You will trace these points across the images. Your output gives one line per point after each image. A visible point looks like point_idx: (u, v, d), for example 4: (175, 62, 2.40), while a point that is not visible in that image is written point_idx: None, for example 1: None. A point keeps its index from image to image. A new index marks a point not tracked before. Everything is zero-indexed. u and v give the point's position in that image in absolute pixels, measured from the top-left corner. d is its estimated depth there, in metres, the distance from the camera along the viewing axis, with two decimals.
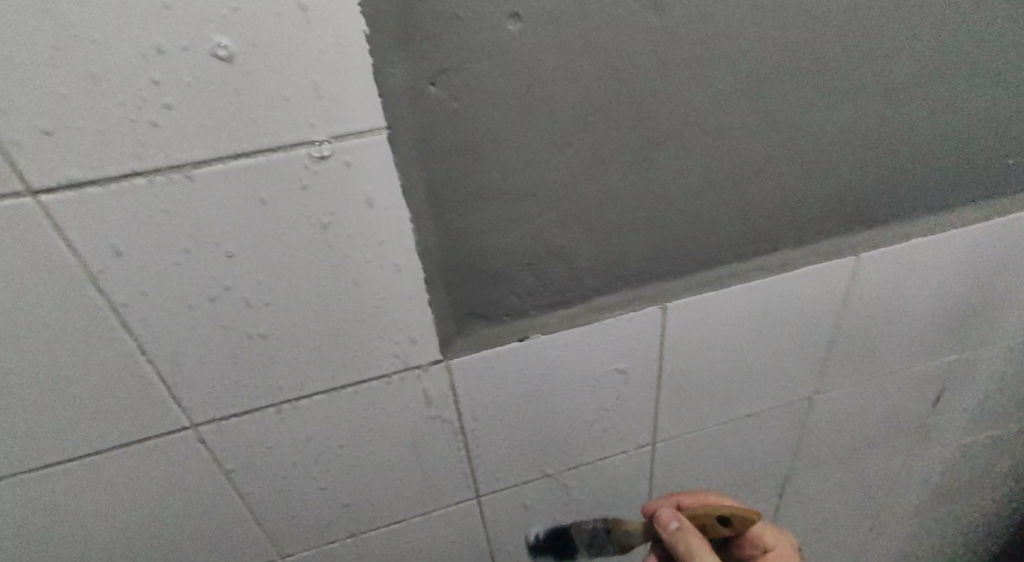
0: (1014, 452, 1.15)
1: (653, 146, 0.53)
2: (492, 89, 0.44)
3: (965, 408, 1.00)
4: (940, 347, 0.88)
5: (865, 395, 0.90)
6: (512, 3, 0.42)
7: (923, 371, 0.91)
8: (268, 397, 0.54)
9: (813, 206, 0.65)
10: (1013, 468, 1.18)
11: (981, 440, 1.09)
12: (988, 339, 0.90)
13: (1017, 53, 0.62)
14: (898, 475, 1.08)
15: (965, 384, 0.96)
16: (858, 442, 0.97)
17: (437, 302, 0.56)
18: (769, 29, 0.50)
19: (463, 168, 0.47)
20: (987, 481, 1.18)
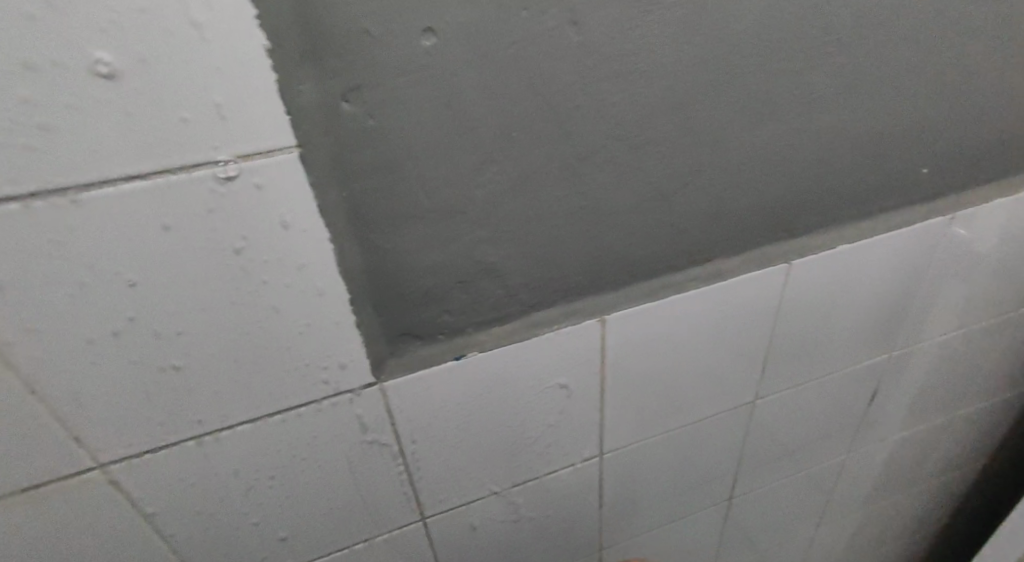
0: (947, 443, 1.19)
1: (580, 160, 0.52)
2: (409, 106, 0.43)
3: (898, 404, 1.04)
4: (873, 347, 0.91)
5: (804, 397, 0.92)
6: (425, 18, 0.41)
7: (857, 371, 0.93)
8: (186, 432, 0.51)
9: (739, 214, 0.66)
10: (946, 459, 1.23)
11: (915, 434, 1.13)
12: (916, 337, 0.94)
13: (920, 64, 0.65)
14: (840, 472, 1.11)
15: (897, 381, 1.00)
16: (800, 443, 0.99)
17: (367, 325, 0.54)
18: (688, 43, 0.50)
19: (383, 186, 0.46)
20: (923, 472, 1.22)
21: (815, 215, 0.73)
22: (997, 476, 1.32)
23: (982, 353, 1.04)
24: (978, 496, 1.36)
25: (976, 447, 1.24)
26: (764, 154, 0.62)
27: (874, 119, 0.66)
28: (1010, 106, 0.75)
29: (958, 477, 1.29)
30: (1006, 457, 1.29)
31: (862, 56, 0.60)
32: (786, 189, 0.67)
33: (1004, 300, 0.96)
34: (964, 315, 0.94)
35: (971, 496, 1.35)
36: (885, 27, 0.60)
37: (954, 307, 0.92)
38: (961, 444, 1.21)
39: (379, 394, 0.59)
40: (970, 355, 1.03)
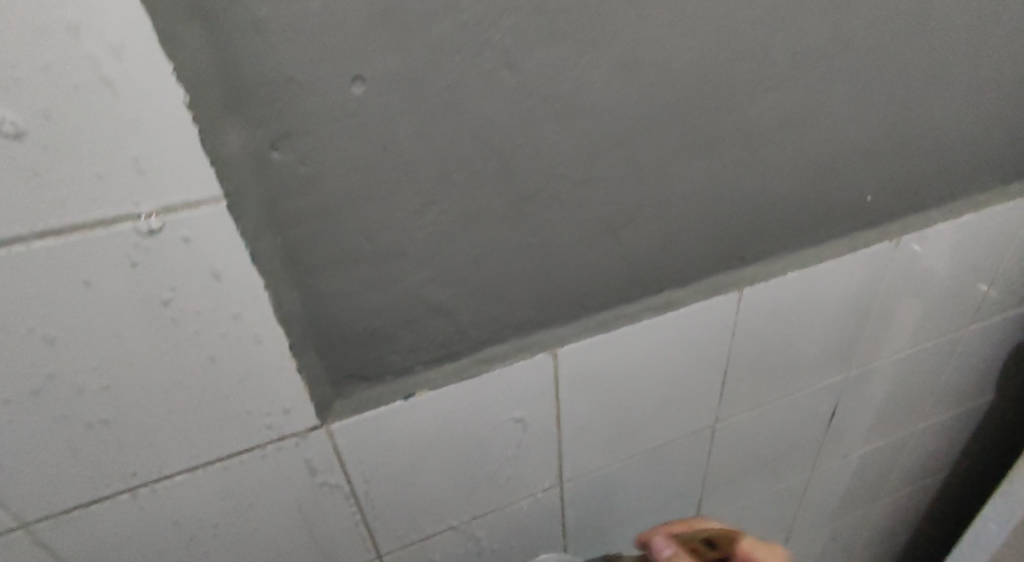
0: (909, 457, 1.21)
1: (524, 199, 0.52)
2: (343, 153, 0.43)
3: (858, 421, 1.05)
4: (829, 368, 0.92)
5: (763, 419, 0.92)
6: (354, 65, 0.40)
7: (815, 391, 0.94)
8: (119, 485, 0.49)
9: (689, 245, 0.66)
10: (909, 471, 1.24)
11: (877, 449, 1.14)
12: (872, 357, 0.95)
13: (859, 96, 0.66)
14: (804, 489, 1.11)
15: (856, 400, 1.01)
16: (762, 463, 1.00)
17: (309, 368, 0.53)
18: (628, 83, 0.50)
19: (319, 232, 0.45)
20: (887, 485, 1.24)
21: (766, 242, 0.73)
22: (958, 485, 1.34)
23: (937, 369, 1.06)
24: (941, 505, 1.38)
25: (938, 459, 1.25)
26: (710, 186, 0.63)
27: (816, 150, 0.68)
28: (949, 132, 0.77)
29: (921, 489, 1.30)
30: (967, 466, 1.31)
31: (801, 89, 0.61)
32: (735, 219, 0.68)
33: (956, 318, 0.98)
34: (916, 333, 0.96)
35: (935, 505, 1.37)
36: (825, 61, 0.61)
37: (906, 326, 0.94)
38: (923, 457, 1.23)
39: (327, 437, 0.57)
40: (926, 371, 1.04)
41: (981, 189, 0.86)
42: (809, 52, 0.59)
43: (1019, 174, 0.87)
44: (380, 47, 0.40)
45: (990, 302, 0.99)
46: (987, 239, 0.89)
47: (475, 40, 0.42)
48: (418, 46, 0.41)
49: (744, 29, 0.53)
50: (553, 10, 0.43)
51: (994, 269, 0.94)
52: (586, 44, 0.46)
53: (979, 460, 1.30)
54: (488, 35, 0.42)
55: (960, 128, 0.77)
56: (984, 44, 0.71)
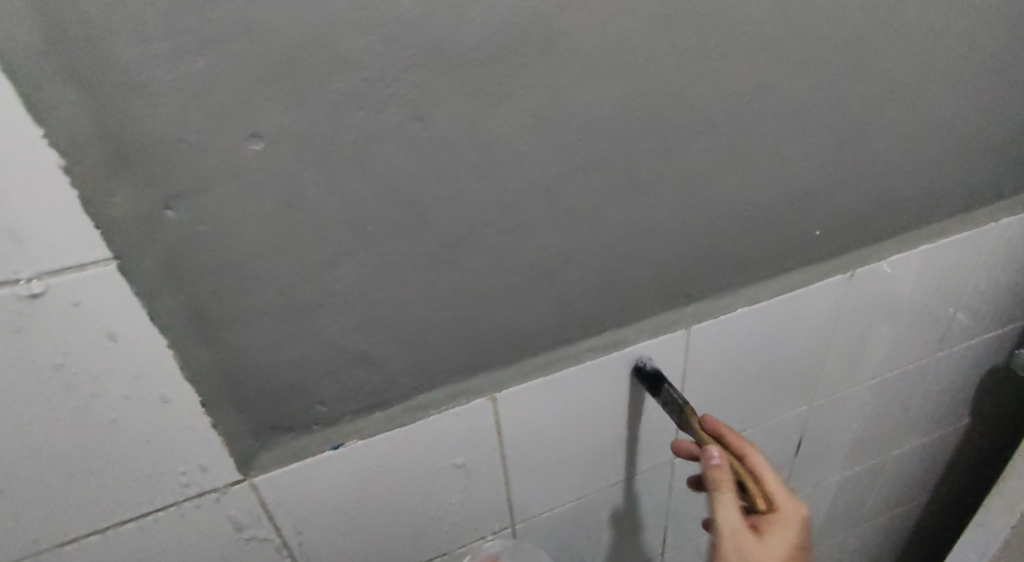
0: (886, 487, 1.18)
1: (447, 248, 0.51)
2: (243, 209, 0.42)
3: (827, 452, 1.03)
4: (791, 400, 0.90)
5: None
6: (248, 123, 0.39)
7: (779, 424, 0.93)
8: (24, 545, 0.49)
9: (634, 286, 0.65)
10: (887, 502, 1.21)
11: (853, 481, 1.12)
12: (836, 387, 0.93)
13: (810, 131, 0.64)
14: None
15: (823, 432, 0.99)
16: None
17: (226, 424, 0.51)
18: (547, 130, 0.49)
19: (225, 288, 0.44)
20: (865, 516, 1.21)
21: (719, 279, 0.71)
22: (940, 513, 1.31)
23: (909, 399, 1.03)
24: (924, 533, 1.35)
25: (918, 488, 1.22)
26: (650, 228, 0.61)
27: (766, 186, 0.66)
28: (909, 165, 0.75)
29: (901, 518, 1.27)
30: (948, 495, 1.28)
31: (743, 129, 0.60)
32: (682, 258, 0.66)
33: (922, 346, 0.95)
34: (882, 362, 0.94)
35: (917, 534, 1.34)
36: (766, 99, 0.59)
37: (872, 357, 0.92)
38: (901, 487, 1.20)
39: (251, 490, 0.56)
40: (897, 401, 1.02)
41: (944, 219, 0.83)
42: (745, 92, 0.58)
43: (982, 202, 0.85)
44: (275, 105, 0.39)
45: (959, 330, 0.97)
46: (949, 267, 0.87)
47: (379, 94, 0.41)
48: (316, 102, 0.40)
49: (670, 72, 0.52)
50: (461, 62, 0.42)
51: (960, 296, 0.92)
52: (499, 93, 0.45)
53: (960, 487, 1.27)
54: (392, 88, 0.41)
55: (920, 158, 0.75)
56: (940, 74, 0.68)
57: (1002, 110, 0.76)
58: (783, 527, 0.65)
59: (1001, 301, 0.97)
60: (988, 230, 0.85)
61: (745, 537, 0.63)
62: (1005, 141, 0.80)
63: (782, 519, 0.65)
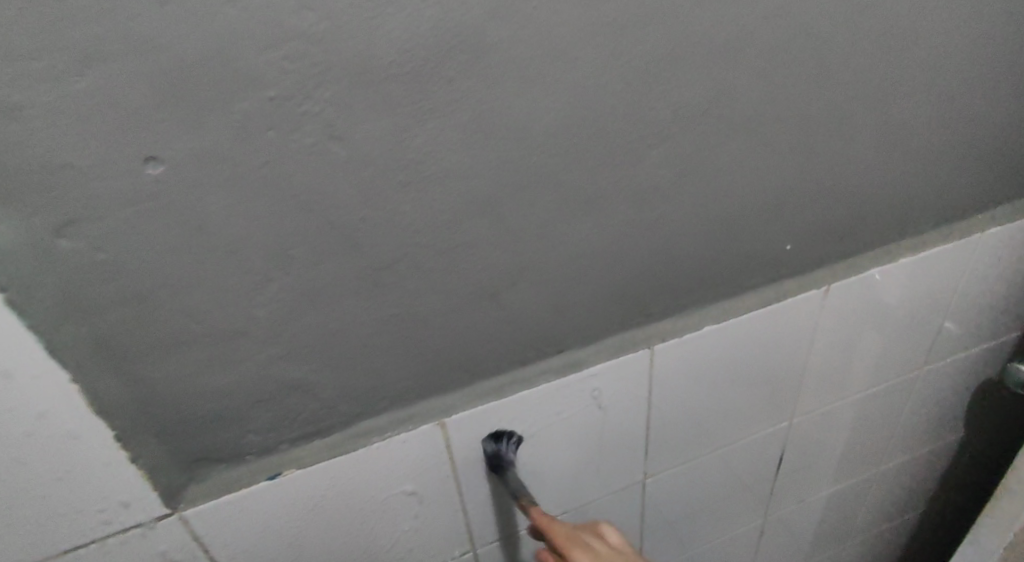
0: (876, 504, 1.14)
1: (380, 270, 0.49)
2: (148, 235, 0.40)
3: (812, 472, 0.98)
4: (773, 421, 0.86)
5: (704, 477, 0.86)
6: (142, 146, 0.38)
7: (763, 444, 0.88)
8: None
9: (591, 306, 0.62)
10: (878, 518, 1.17)
11: (842, 501, 1.08)
12: (816, 405, 0.88)
13: (776, 141, 0.61)
14: (765, 545, 1.05)
15: (811, 453, 0.94)
16: (712, 521, 0.94)
17: (149, 455, 0.49)
18: (480, 148, 0.47)
19: (133, 317, 0.43)
20: (855, 533, 1.17)
21: (684, 296, 0.68)
22: (934, 527, 1.27)
23: (896, 414, 0.98)
24: (917, 547, 1.30)
25: (908, 503, 1.19)
26: (604, 246, 0.58)
27: (729, 198, 0.62)
28: (889, 176, 0.71)
29: (892, 533, 1.23)
30: (942, 508, 1.24)
31: (698, 142, 0.57)
32: (643, 276, 0.63)
33: (907, 360, 0.91)
34: (865, 378, 0.88)
35: (910, 548, 1.30)
36: (722, 110, 0.56)
37: (858, 374, 0.87)
38: (891, 503, 1.16)
39: (182, 523, 0.53)
40: (884, 417, 0.97)
41: (928, 228, 0.79)
42: (698, 104, 0.55)
43: (969, 211, 0.80)
44: (172, 126, 0.38)
45: (948, 344, 0.93)
46: (933, 279, 0.82)
47: (289, 112, 0.40)
48: (219, 123, 0.38)
49: (612, 85, 0.50)
50: (380, 78, 0.41)
51: (946, 307, 0.87)
52: (424, 110, 0.43)
53: (955, 501, 1.23)
54: (304, 107, 0.40)
55: (899, 167, 0.71)
56: (915, 78, 0.65)
57: (988, 114, 0.72)
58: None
59: (992, 313, 0.92)
60: (974, 238, 0.81)
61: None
62: (993, 146, 0.75)
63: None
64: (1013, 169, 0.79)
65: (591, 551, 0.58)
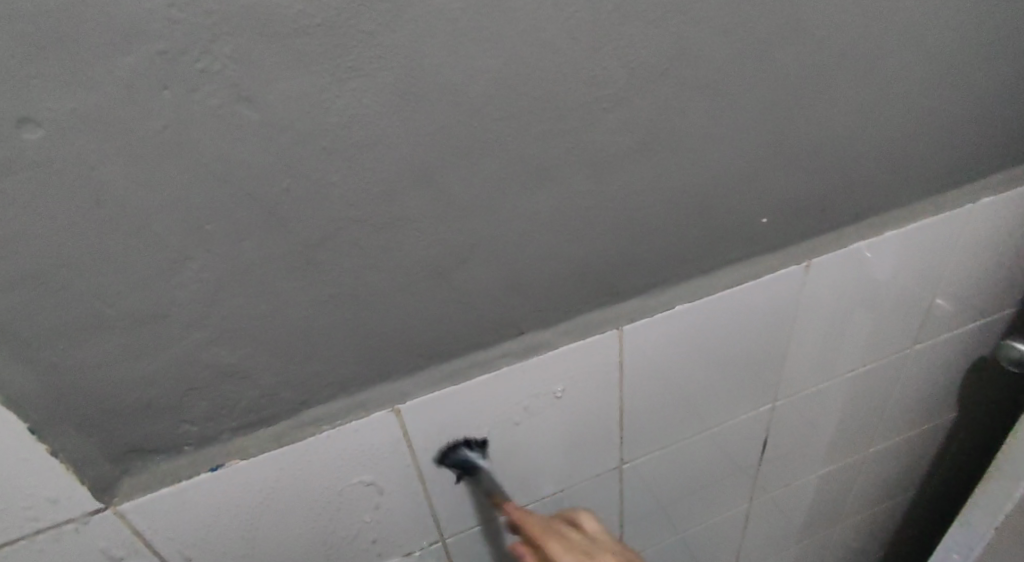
0: (867, 486, 1.10)
1: (313, 246, 0.45)
2: (41, 208, 0.37)
3: (798, 455, 0.95)
4: (758, 401, 0.82)
5: (686, 460, 0.82)
6: (19, 106, 0.35)
7: (748, 425, 0.84)
8: None
9: (553, 283, 0.58)
10: (869, 500, 1.14)
11: (835, 481, 1.04)
12: (802, 386, 0.84)
13: (746, 104, 0.57)
14: (755, 528, 1.02)
15: (799, 434, 0.91)
16: (697, 505, 0.91)
17: (74, 448, 0.46)
18: (413, 111, 0.43)
19: (35, 300, 0.40)
20: (845, 516, 1.14)
21: (653, 273, 0.64)
22: (926, 509, 1.24)
23: (886, 394, 0.95)
24: (910, 530, 1.27)
25: (901, 485, 1.15)
26: (562, 220, 0.55)
27: (697, 167, 0.59)
28: (872, 141, 0.67)
29: (884, 516, 1.20)
30: (935, 490, 1.20)
31: (659, 105, 0.53)
32: (608, 250, 0.59)
33: (897, 337, 0.87)
34: (853, 357, 0.85)
35: (902, 531, 1.27)
36: (684, 69, 0.52)
37: (846, 351, 0.83)
38: (882, 485, 1.13)
39: (118, 518, 0.50)
40: (873, 397, 0.94)
41: (916, 197, 0.75)
42: (657, 63, 0.51)
43: (959, 178, 0.76)
44: (51, 85, 0.35)
45: (941, 320, 0.89)
46: (923, 251, 0.78)
47: (187, 69, 0.36)
48: (108, 82, 0.35)
49: (558, 42, 0.46)
50: (289, 31, 0.37)
51: (939, 281, 0.83)
52: (345, 68, 0.40)
53: (948, 482, 1.20)
54: (203, 63, 0.36)
55: (883, 131, 0.67)
56: (897, 33, 0.60)
57: (977, 74, 0.68)
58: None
59: (985, 287, 0.88)
60: (966, 208, 0.77)
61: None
62: (983, 108, 0.71)
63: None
64: (1005, 133, 0.75)
65: (566, 543, 0.60)
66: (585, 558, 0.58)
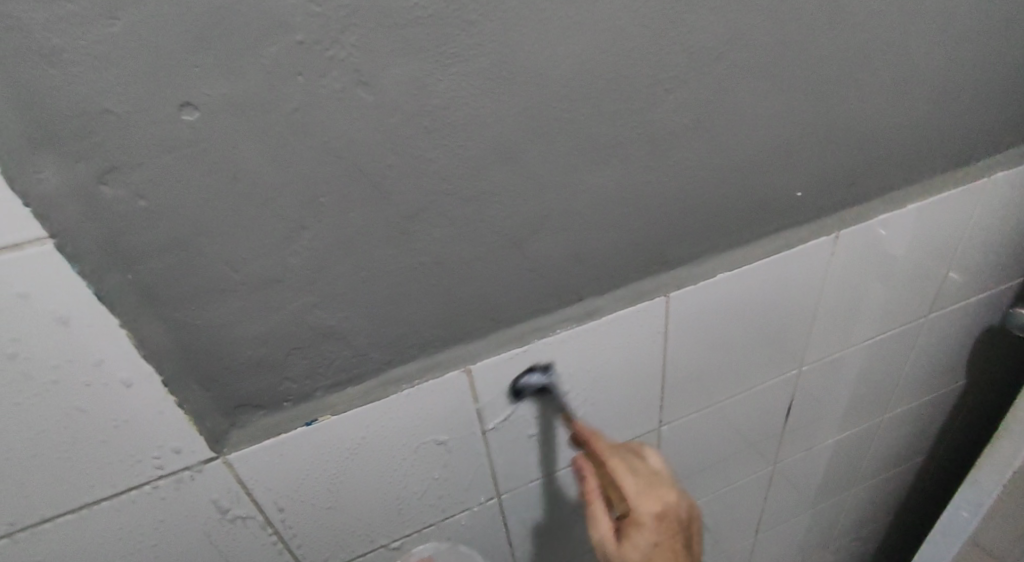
0: (883, 449, 1.16)
1: (408, 218, 0.50)
2: (186, 183, 0.43)
3: (822, 418, 0.99)
4: (789, 365, 0.86)
5: (721, 422, 0.87)
6: (178, 92, 0.40)
7: (778, 388, 0.89)
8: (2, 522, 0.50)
9: (611, 254, 0.62)
10: (884, 463, 1.19)
11: (854, 443, 1.09)
12: (828, 352, 0.89)
13: (794, 82, 0.61)
14: (779, 487, 1.07)
15: (823, 397, 0.96)
16: (728, 465, 0.95)
17: (194, 400, 0.51)
18: (501, 93, 0.48)
19: (176, 264, 0.45)
20: (862, 477, 1.19)
21: (702, 244, 0.68)
22: (936, 471, 1.29)
23: (905, 358, 0.99)
24: (920, 492, 1.33)
25: (914, 448, 1.21)
26: (623, 194, 0.59)
27: (747, 143, 0.62)
28: (905, 117, 0.70)
29: (898, 478, 1.26)
30: (944, 452, 1.26)
31: (717, 85, 0.57)
32: (662, 223, 0.63)
33: (919, 305, 0.91)
34: (878, 324, 0.89)
35: (914, 493, 1.33)
36: (741, 51, 0.56)
37: (870, 317, 0.88)
38: (897, 448, 1.18)
39: (226, 467, 0.55)
40: (893, 362, 0.98)
41: (943, 171, 0.79)
42: (715, 47, 0.55)
43: (983, 153, 0.80)
44: (204, 72, 0.40)
45: (958, 288, 0.93)
46: (948, 221, 0.82)
47: (317, 57, 0.42)
48: (251, 69, 0.41)
49: (631, 27, 0.50)
50: (404, 21, 0.42)
51: (958, 251, 0.87)
52: (449, 54, 0.45)
53: (957, 445, 1.25)
54: (331, 51, 0.42)
55: (916, 108, 0.70)
56: (932, 17, 0.64)
57: (1002, 54, 0.71)
58: (636, 534, 0.61)
59: (1002, 256, 0.93)
60: (987, 181, 0.81)
61: (611, 545, 0.62)
62: (1008, 85, 0.75)
63: (641, 523, 0.61)
64: None
65: (631, 469, 0.64)
66: (647, 485, 0.62)
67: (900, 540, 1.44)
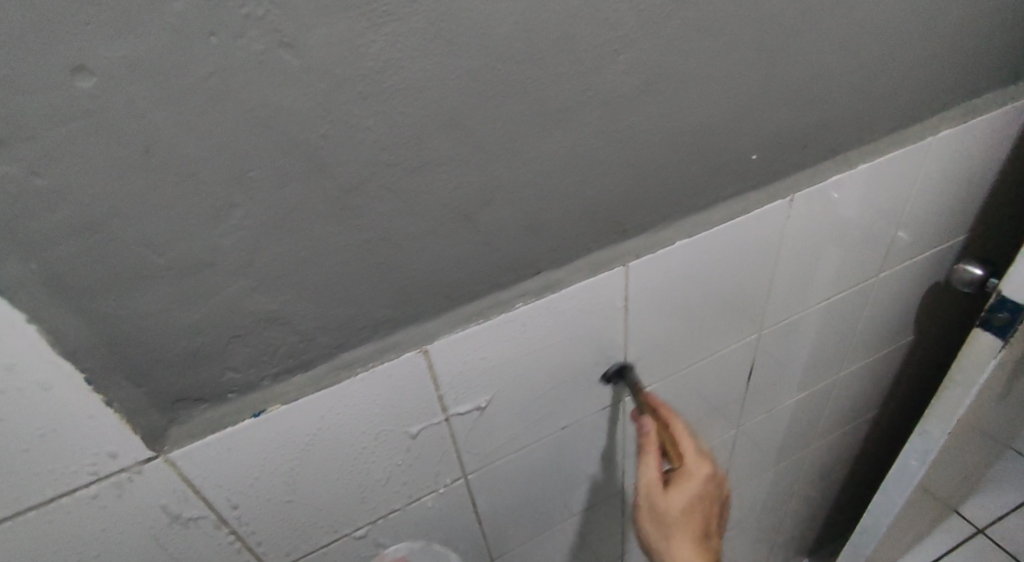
0: (841, 405, 1.18)
1: (348, 192, 0.47)
2: (91, 157, 0.39)
3: (782, 379, 1.00)
4: (750, 328, 0.86)
5: (684, 389, 0.86)
6: (71, 55, 0.36)
7: (739, 352, 0.88)
8: None
9: (566, 224, 0.60)
10: (842, 418, 1.22)
11: (813, 401, 1.11)
12: (786, 314, 0.89)
13: (745, 39, 0.59)
14: (742, 449, 1.08)
15: (783, 358, 0.96)
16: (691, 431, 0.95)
17: (125, 394, 0.48)
18: (440, 55, 0.45)
19: (90, 250, 0.42)
20: (820, 434, 1.21)
21: (659, 210, 0.66)
22: (888, 423, 1.33)
23: (858, 318, 1.00)
24: (875, 443, 1.37)
25: (869, 403, 1.23)
26: (575, 162, 0.56)
27: (699, 103, 0.60)
28: (858, 74, 0.70)
29: (854, 432, 1.29)
30: (896, 405, 1.29)
31: (667, 44, 0.55)
32: (616, 190, 0.61)
33: (872, 263, 0.92)
34: (834, 283, 0.90)
35: (869, 445, 1.36)
36: (691, 8, 0.54)
37: (826, 277, 0.88)
38: (854, 403, 1.20)
39: (169, 466, 0.52)
40: (848, 321, 0.99)
41: (893, 128, 0.79)
42: (663, 4, 0.52)
43: (931, 109, 0.80)
44: (99, 32, 0.36)
45: (909, 246, 0.94)
46: (900, 178, 0.82)
47: (231, 16, 0.38)
48: (156, 29, 0.37)
49: None
50: None
51: (908, 209, 0.88)
52: (379, 12, 0.42)
53: (907, 397, 1.28)
54: (247, 8, 0.38)
55: (867, 66, 0.69)
56: None
57: (950, 8, 0.71)
58: (689, 483, 0.72)
59: (950, 212, 0.94)
60: (935, 138, 0.81)
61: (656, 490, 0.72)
62: (954, 41, 0.74)
63: (692, 476, 0.73)
64: (973, 65, 0.79)
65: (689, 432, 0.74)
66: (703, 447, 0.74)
67: (855, 489, 1.48)
